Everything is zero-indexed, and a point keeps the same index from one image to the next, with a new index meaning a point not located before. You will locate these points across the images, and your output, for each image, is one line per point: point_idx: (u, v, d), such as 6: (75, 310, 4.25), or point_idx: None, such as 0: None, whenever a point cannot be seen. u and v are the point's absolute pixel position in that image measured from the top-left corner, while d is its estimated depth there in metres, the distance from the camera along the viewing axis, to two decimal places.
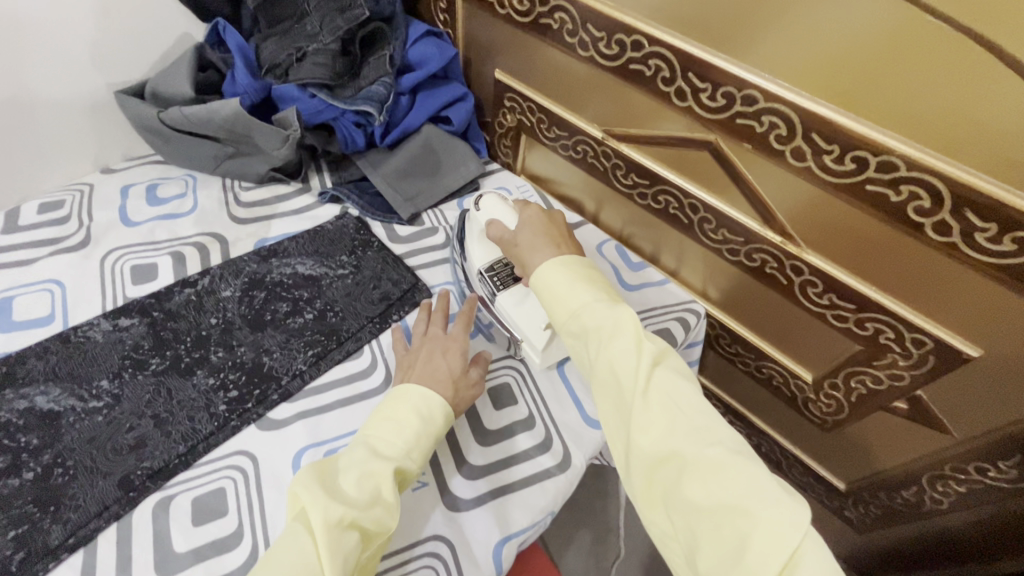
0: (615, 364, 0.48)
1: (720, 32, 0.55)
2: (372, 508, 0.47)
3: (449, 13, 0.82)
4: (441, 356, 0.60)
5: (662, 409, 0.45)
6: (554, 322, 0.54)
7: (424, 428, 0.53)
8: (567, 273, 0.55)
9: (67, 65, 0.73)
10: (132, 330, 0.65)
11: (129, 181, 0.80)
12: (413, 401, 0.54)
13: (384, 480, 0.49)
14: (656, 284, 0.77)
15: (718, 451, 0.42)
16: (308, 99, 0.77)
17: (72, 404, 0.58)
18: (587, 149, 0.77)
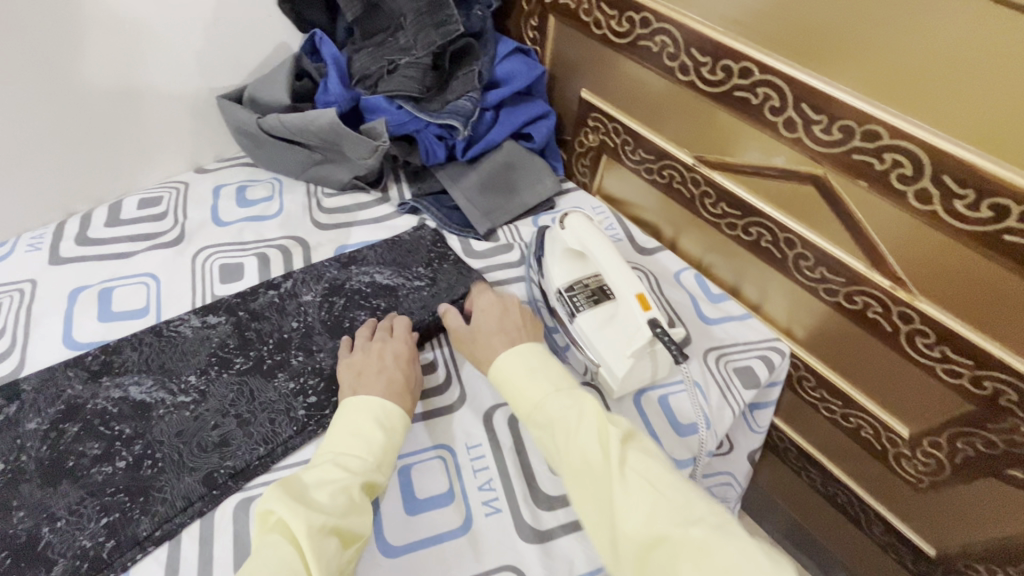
0: (585, 454, 0.49)
1: (845, 53, 0.52)
2: (350, 515, 0.48)
3: (539, 31, 0.81)
4: (391, 362, 0.60)
5: (642, 490, 0.45)
6: (521, 415, 0.55)
7: (388, 438, 0.54)
8: (525, 364, 0.57)
9: (175, 69, 0.77)
10: (219, 328, 0.67)
11: (220, 181, 0.83)
12: (376, 412, 0.55)
13: (356, 490, 0.49)
14: (737, 319, 0.74)
15: (702, 529, 0.42)
16: (395, 111, 0.78)
17: (162, 397, 0.60)
18: (674, 175, 0.74)
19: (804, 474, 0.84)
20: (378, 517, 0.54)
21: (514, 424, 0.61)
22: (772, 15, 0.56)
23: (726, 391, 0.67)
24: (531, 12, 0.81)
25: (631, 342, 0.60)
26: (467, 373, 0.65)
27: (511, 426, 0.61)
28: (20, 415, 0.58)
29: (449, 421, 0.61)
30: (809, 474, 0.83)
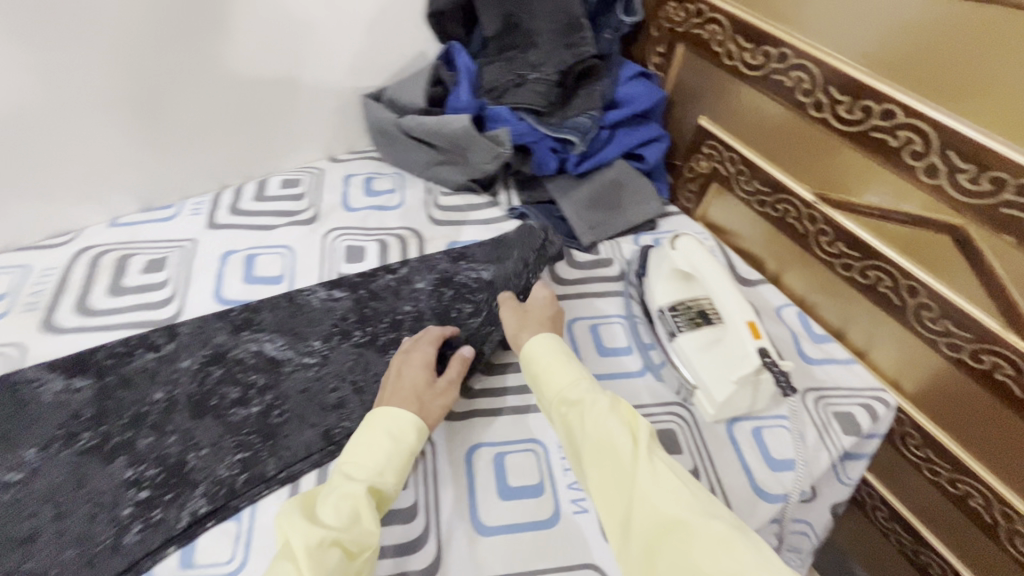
0: (612, 435, 0.52)
1: (1002, 108, 0.52)
2: (353, 526, 0.48)
3: (665, 57, 0.83)
4: (405, 372, 0.60)
5: (668, 478, 0.48)
6: (547, 394, 0.58)
7: (394, 448, 0.53)
8: (560, 350, 0.60)
9: (330, 69, 0.87)
10: (344, 299, 0.74)
11: (351, 171, 0.92)
12: (383, 420, 0.55)
13: (360, 500, 0.49)
14: (840, 362, 0.72)
15: (723, 523, 0.45)
16: (517, 122, 0.83)
17: (291, 355, 0.67)
18: (789, 209, 0.74)
19: (892, 537, 0.80)
20: (474, 496, 0.57)
21: None
22: (924, 62, 0.56)
23: (824, 434, 0.65)
24: (660, 39, 0.83)
25: (737, 368, 0.61)
26: None
27: None
28: (177, 353, 0.67)
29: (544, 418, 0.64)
30: (899, 538, 0.79)
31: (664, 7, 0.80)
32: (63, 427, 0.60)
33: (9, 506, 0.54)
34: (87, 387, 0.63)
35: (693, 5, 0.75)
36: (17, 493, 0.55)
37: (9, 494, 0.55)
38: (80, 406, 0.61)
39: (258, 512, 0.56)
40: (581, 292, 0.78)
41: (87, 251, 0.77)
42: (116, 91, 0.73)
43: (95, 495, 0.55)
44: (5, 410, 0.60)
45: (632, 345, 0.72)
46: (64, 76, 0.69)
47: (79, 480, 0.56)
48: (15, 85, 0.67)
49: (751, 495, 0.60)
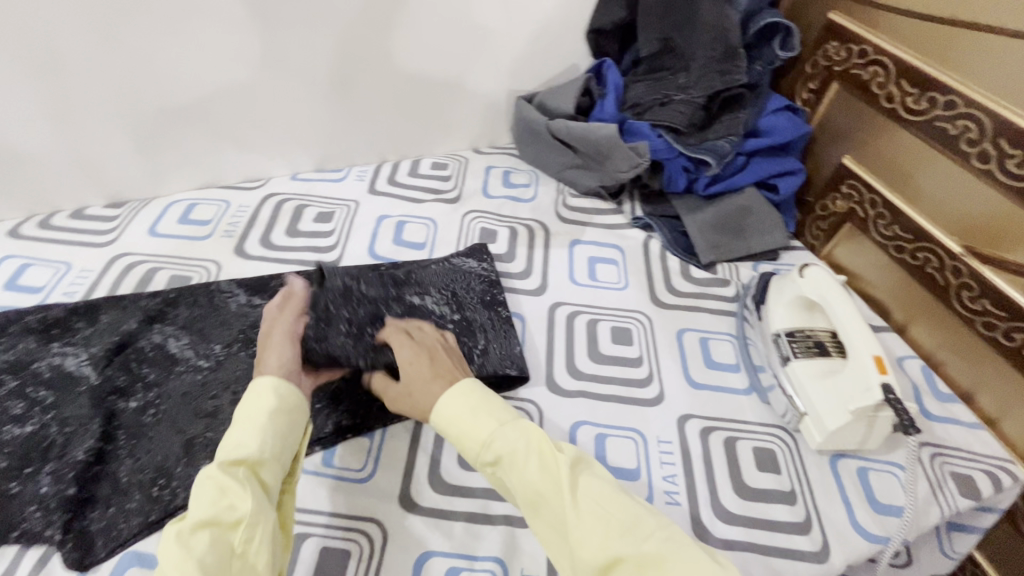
0: (535, 485, 0.48)
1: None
2: (223, 503, 0.44)
3: (817, 93, 0.85)
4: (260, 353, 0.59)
5: (594, 517, 0.46)
6: (465, 454, 0.53)
7: (257, 417, 0.50)
8: (467, 400, 0.54)
9: (494, 72, 0.96)
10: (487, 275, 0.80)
11: (492, 163, 1.01)
12: (246, 400, 0.52)
13: (222, 477, 0.46)
14: (963, 425, 0.69)
15: (656, 542, 0.44)
16: (655, 138, 0.87)
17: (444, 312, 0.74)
18: (930, 259, 0.72)
19: None
20: None
21: (705, 436, 0.66)
22: None
23: (938, 490, 0.63)
24: (813, 76, 0.84)
25: (856, 399, 0.60)
26: (670, 378, 0.71)
27: (703, 437, 0.65)
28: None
29: (647, 413, 0.67)
30: None
31: (826, 44, 0.81)
32: (242, 332, 0.72)
33: (200, 385, 0.66)
34: (263, 305, 0.75)
35: (857, 46, 0.77)
36: (206, 376, 0.67)
37: (201, 376, 0.67)
38: (256, 319, 0.73)
39: (388, 435, 0.63)
40: (694, 305, 0.81)
41: (273, 197, 0.92)
42: (322, 70, 0.86)
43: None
44: (203, 310, 0.74)
45: (740, 363, 0.73)
46: (284, 51, 0.83)
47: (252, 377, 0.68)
48: (252, 56, 0.82)
49: (849, 530, 0.59)
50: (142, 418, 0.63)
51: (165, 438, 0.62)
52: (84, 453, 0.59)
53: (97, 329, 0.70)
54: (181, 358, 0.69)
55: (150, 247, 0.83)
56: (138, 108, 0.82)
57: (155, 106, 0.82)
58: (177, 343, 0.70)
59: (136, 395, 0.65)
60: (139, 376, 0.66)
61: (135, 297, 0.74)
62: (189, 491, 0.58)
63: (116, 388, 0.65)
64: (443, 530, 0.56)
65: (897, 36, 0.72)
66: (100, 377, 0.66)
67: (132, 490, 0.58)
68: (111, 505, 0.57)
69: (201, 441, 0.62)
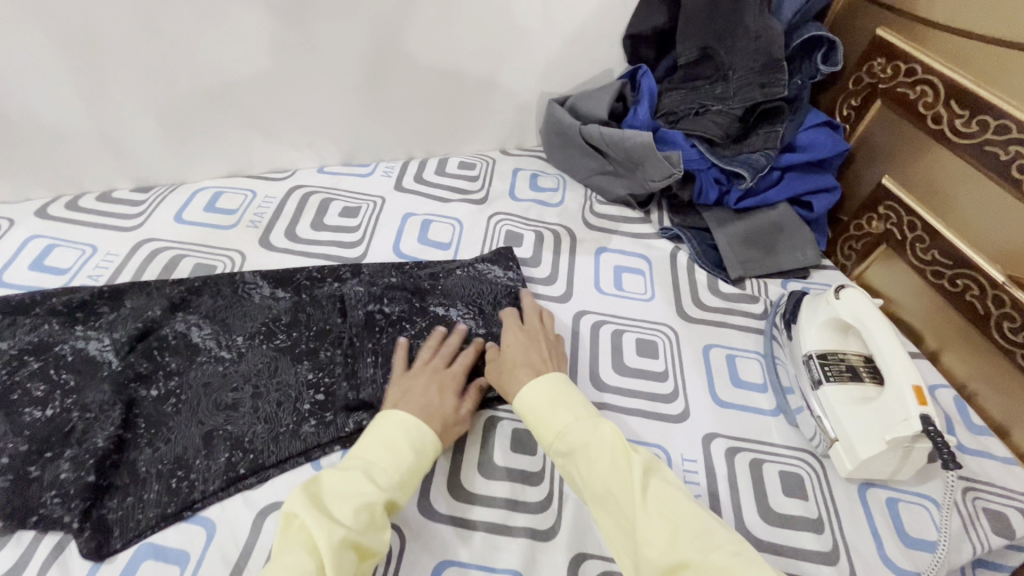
0: (605, 480, 0.50)
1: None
2: (371, 533, 0.48)
3: (858, 110, 0.82)
4: (439, 392, 0.61)
5: (663, 518, 0.46)
6: (543, 444, 0.56)
7: (417, 463, 0.54)
8: (548, 393, 0.57)
9: (527, 72, 0.95)
10: (513, 284, 0.78)
11: (520, 166, 1.00)
12: (412, 433, 0.55)
13: (378, 507, 0.49)
14: (997, 460, 0.67)
15: (724, 554, 0.44)
16: (688, 148, 0.86)
17: (472, 324, 0.73)
18: (970, 286, 0.70)
19: None
20: None
21: (731, 457, 0.64)
22: None
23: (969, 526, 0.61)
24: (856, 92, 0.82)
25: (890, 428, 0.59)
26: (695, 394, 0.70)
27: (729, 457, 0.64)
28: (356, 288, 0.76)
29: (672, 429, 0.66)
30: None
31: (871, 61, 0.79)
32: (265, 325, 0.71)
33: (221, 377, 0.66)
34: (285, 298, 0.74)
35: (905, 64, 0.74)
36: (228, 368, 0.66)
37: (222, 367, 0.66)
38: (279, 312, 0.73)
39: None
40: (720, 321, 0.79)
41: (299, 190, 0.91)
42: (355, 63, 0.86)
43: (283, 386, 0.66)
44: (227, 300, 0.73)
45: (768, 384, 0.72)
46: (318, 41, 0.82)
47: (273, 370, 0.67)
48: (287, 44, 0.81)
49: (877, 562, 0.57)
50: (163, 407, 0.63)
51: (185, 429, 0.61)
52: (104, 440, 0.59)
53: (121, 314, 0.70)
54: (203, 347, 0.68)
55: (175, 234, 0.82)
56: (171, 93, 0.81)
57: (188, 92, 0.82)
58: (200, 332, 0.69)
59: (157, 383, 0.64)
60: (161, 364, 0.66)
61: (160, 283, 0.74)
62: (209, 485, 0.58)
63: (137, 376, 0.65)
64: (461, 540, 0.55)
65: (948, 55, 0.70)
66: (122, 363, 0.65)
67: (150, 480, 0.57)
68: (130, 494, 0.56)
69: (221, 434, 0.61)
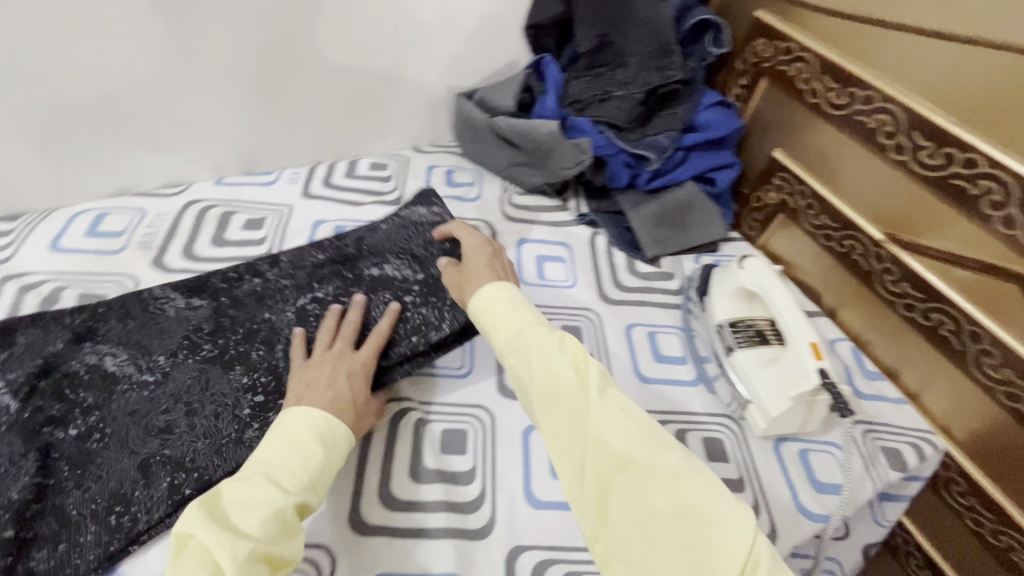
0: (560, 378, 0.51)
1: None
2: (282, 541, 0.46)
3: (748, 89, 0.87)
4: (343, 377, 0.59)
5: (617, 417, 0.48)
6: (496, 344, 0.57)
7: (326, 461, 0.52)
8: (510, 298, 0.58)
9: (430, 67, 0.93)
10: (440, 219, 0.78)
11: (434, 163, 0.98)
12: (318, 426, 0.53)
13: (287, 514, 0.47)
14: (889, 401, 0.74)
15: (672, 456, 0.46)
16: (597, 134, 0.87)
17: (410, 276, 0.72)
18: (855, 246, 0.76)
19: None
20: (527, 468, 0.61)
21: None
22: (1014, 117, 0.57)
23: (870, 466, 0.66)
24: (744, 72, 0.87)
25: (792, 385, 0.63)
26: (619, 374, 0.71)
27: None
28: (279, 278, 0.70)
29: None
30: None
31: (754, 42, 0.84)
32: (187, 337, 0.64)
33: (148, 402, 0.60)
34: (204, 306, 0.67)
35: (783, 43, 0.79)
36: (154, 392, 0.60)
37: (147, 392, 0.60)
38: (200, 322, 0.66)
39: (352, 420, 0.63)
40: (640, 300, 0.81)
41: (195, 204, 0.85)
42: (243, 66, 0.80)
43: (218, 397, 0.61)
44: (139, 320, 0.65)
45: (687, 356, 0.74)
46: (200, 44, 0.76)
47: (204, 383, 0.62)
48: (162, 47, 0.74)
49: (792, 511, 0.61)
50: (86, 445, 0.57)
51: (116, 463, 0.56)
52: (20, 492, 0.53)
53: (15, 352, 0.61)
54: (121, 375, 0.61)
55: (52, 265, 0.74)
56: (30, 109, 0.73)
57: (50, 107, 0.74)
58: (116, 360, 0.62)
59: (74, 423, 0.58)
60: (76, 402, 0.59)
61: (57, 312, 0.64)
62: (154, 514, 0.54)
63: (48, 419, 0.58)
64: (394, 552, 0.54)
65: (819, 34, 0.75)
66: (25, 408, 0.58)
67: (85, 524, 0.53)
68: (62, 542, 0.52)
69: (158, 461, 0.57)
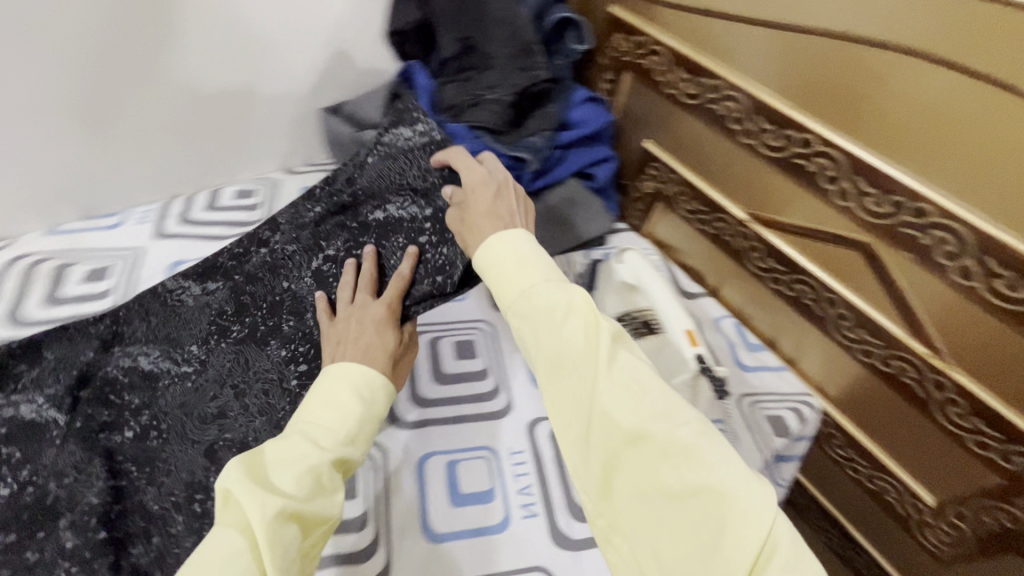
0: (565, 344, 0.48)
1: (915, 145, 0.56)
2: (316, 498, 0.49)
3: (613, 83, 0.89)
4: (372, 330, 0.64)
5: (625, 388, 0.46)
6: (503, 302, 0.54)
7: (365, 413, 0.57)
8: (516, 256, 0.55)
9: (288, 81, 0.87)
10: (428, 138, 0.71)
11: (308, 183, 0.92)
12: (353, 379, 0.58)
13: (322, 472, 0.50)
14: (772, 369, 0.78)
15: (689, 431, 0.43)
16: (473, 140, 0.83)
17: (416, 214, 0.71)
18: (724, 228, 0.80)
19: (823, 532, 0.85)
20: (425, 498, 0.59)
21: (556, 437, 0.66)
22: (836, 96, 0.62)
23: (755, 435, 0.72)
24: (608, 66, 0.88)
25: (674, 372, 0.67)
26: (515, 385, 0.70)
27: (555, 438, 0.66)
28: (284, 246, 0.75)
29: (497, 427, 0.66)
30: (826, 534, 0.84)
31: (611, 37, 0.85)
32: (213, 323, 0.73)
33: (195, 393, 0.71)
34: (220, 289, 0.74)
35: (637, 37, 0.81)
36: (197, 382, 0.71)
37: (191, 383, 0.71)
38: (220, 305, 0.74)
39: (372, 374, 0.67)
40: None
41: (22, 261, 0.75)
42: (57, 99, 0.71)
43: (261, 374, 0.72)
44: (159, 317, 0.72)
45: None
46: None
47: (244, 363, 0.72)
48: None
49: None
50: (147, 442, 0.68)
51: (182, 456, 0.68)
52: (98, 496, 0.63)
53: (45, 367, 0.68)
54: (161, 372, 0.71)
55: None
56: None
57: None
58: (149, 359, 0.71)
59: (128, 425, 0.68)
60: (123, 406, 0.69)
61: (79, 324, 0.69)
62: None
63: (103, 424, 0.67)
64: None
65: (667, 27, 0.77)
66: (75, 418, 0.67)
67: (171, 514, 0.65)
68: (151, 533, 0.65)
69: (221, 444, 0.68)
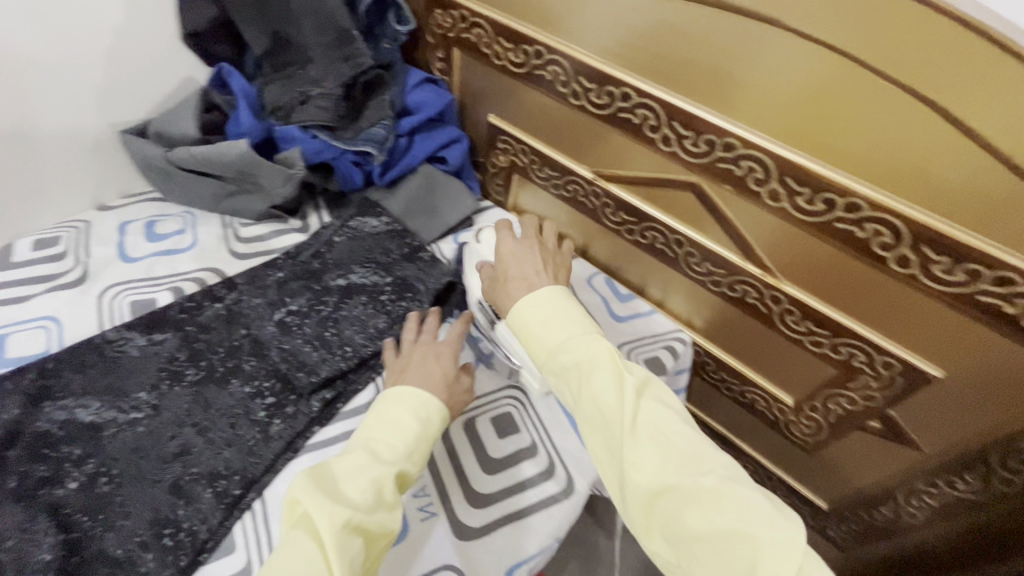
0: (598, 399, 0.49)
1: (713, 84, 0.60)
2: (377, 513, 0.49)
3: (446, 61, 0.86)
4: (434, 360, 0.61)
5: (653, 442, 0.46)
6: (536, 360, 0.56)
7: (423, 432, 0.55)
8: (541, 312, 0.56)
9: (70, 105, 0.74)
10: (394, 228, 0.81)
11: (126, 218, 0.80)
12: (412, 405, 0.56)
13: (384, 483, 0.50)
14: (644, 315, 0.81)
15: (714, 479, 0.43)
16: (309, 139, 0.80)
17: (380, 281, 0.74)
18: (577, 189, 0.82)
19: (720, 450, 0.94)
20: None
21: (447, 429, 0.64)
22: (635, 49, 0.64)
23: None
24: (436, 45, 0.85)
25: None
26: None
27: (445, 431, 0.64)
28: (249, 298, 0.71)
29: None
30: None
31: (431, 13, 0.82)
32: (163, 368, 0.64)
33: (148, 436, 0.59)
34: (170, 337, 0.67)
35: (455, 11, 0.79)
36: (149, 424, 0.60)
37: (142, 427, 0.59)
38: (171, 352, 0.65)
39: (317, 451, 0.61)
40: None
41: None
42: None
43: (226, 410, 0.62)
44: (99, 368, 0.63)
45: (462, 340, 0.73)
46: None
47: (204, 402, 0.62)
48: None
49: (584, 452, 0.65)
50: (96, 490, 0.55)
51: (140, 495, 0.55)
52: (51, 552, 0.51)
53: None
54: (103, 422, 0.59)
55: None
56: None
57: None
58: (88, 410, 0.60)
59: (71, 475, 0.56)
60: (63, 457, 0.57)
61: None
62: (210, 522, 0.55)
63: (42, 480, 0.55)
64: None
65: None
66: (6, 479, 0.55)
67: (138, 555, 0.53)
68: None
69: (188, 479, 0.57)
